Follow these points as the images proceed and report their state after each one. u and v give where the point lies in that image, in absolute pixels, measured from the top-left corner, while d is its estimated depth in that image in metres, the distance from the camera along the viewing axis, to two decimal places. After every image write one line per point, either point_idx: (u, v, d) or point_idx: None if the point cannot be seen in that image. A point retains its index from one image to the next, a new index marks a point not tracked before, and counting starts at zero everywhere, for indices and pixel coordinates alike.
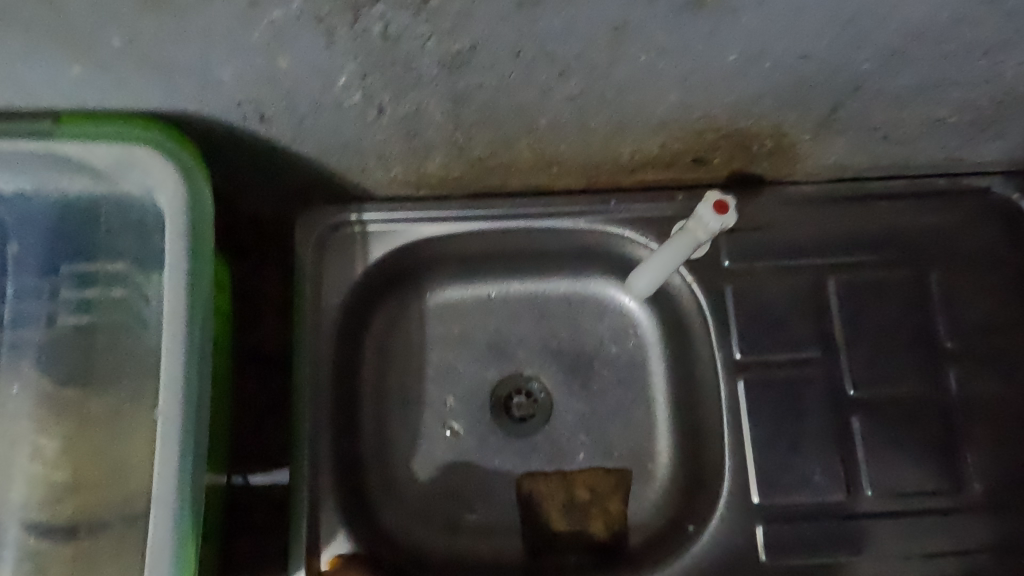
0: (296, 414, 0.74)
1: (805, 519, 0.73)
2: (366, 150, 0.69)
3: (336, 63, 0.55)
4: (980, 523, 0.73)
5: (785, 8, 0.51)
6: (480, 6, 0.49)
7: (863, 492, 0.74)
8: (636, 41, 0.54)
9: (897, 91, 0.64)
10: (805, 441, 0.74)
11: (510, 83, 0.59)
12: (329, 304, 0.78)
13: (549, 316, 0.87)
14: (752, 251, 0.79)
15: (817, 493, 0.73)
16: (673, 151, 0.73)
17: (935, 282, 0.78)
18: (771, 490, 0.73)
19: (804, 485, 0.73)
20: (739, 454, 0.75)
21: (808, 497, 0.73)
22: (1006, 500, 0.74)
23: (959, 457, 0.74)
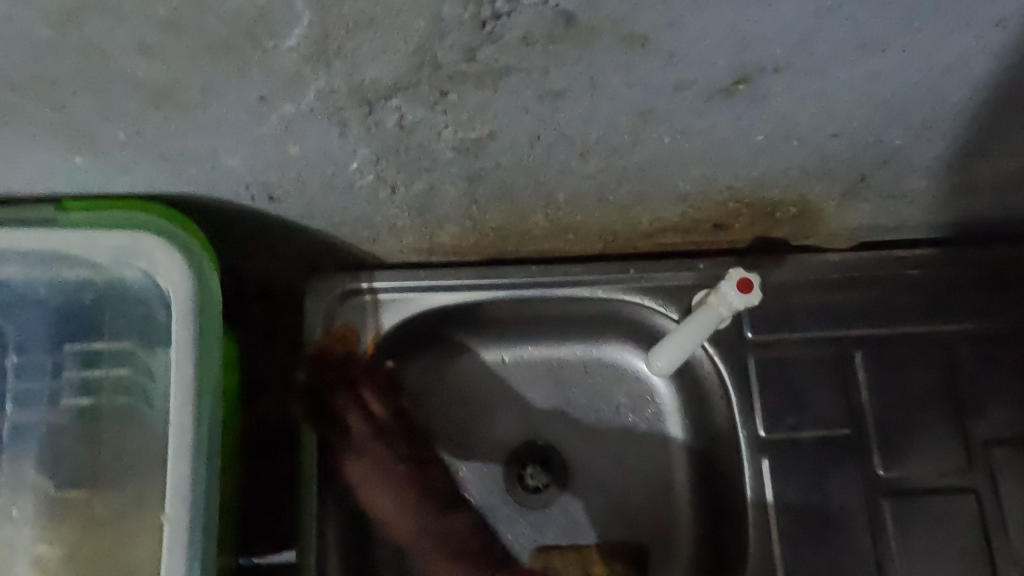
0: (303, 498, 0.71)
1: None
2: (378, 223, 0.67)
3: (348, 149, 0.53)
4: None
5: (819, 96, 0.49)
6: (499, 100, 0.46)
7: None
8: (661, 126, 0.52)
9: (929, 161, 0.62)
10: (834, 515, 0.72)
11: (529, 163, 0.56)
12: (336, 380, 0.75)
13: (564, 382, 0.85)
14: (778, 322, 0.76)
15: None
16: (694, 218, 0.71)
17: (967, 357, 0.75)
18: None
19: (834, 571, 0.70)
20: (764, 539, 0.72)
21: None
22: None
23: (997, 544, 0.71)
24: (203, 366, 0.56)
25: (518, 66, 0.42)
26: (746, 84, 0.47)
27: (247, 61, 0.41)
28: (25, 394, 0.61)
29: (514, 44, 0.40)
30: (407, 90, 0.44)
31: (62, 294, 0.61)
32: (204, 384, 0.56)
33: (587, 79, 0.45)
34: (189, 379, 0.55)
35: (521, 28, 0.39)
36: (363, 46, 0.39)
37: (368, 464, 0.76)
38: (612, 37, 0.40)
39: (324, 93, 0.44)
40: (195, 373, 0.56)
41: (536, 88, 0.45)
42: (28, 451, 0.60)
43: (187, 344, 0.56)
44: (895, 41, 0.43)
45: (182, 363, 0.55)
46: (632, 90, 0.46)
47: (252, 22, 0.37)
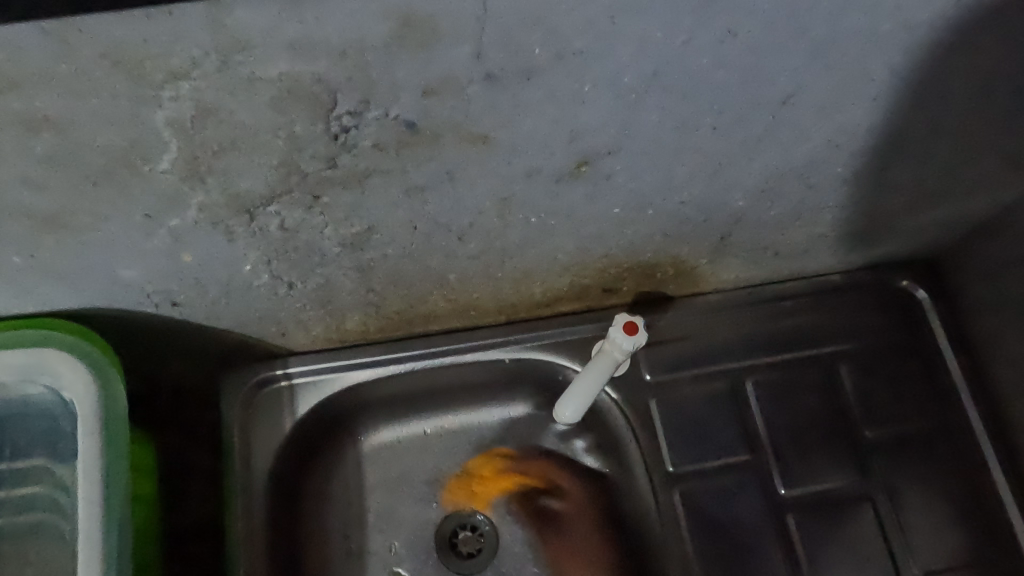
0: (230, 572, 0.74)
1: None
2: (283, 317, 0.71)
3: (240, 253, 0.57)
4: None
5: (657, 172, 0.55)
6: (369, 198, 0.51)
7: None
8: (525, 209, 0.57)
9: (778, 218, 0.69)
10: (743, 537, 0.78)
11: (414, 251, 0.61)
12: (257, 464, 0.77)
13: (487, 449, 0.90)
14: (671, 364, 0.83)
15: None
16: (581, 287, 0.77)
17: (846, 375, 0.84)
18: None
19: None
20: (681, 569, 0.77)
21: None
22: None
23: (895, 542, 0.78)
24: (112, 471, 0.58)
25: (378, 167, 0.48)
26: (588, 166, 0.53)
27: (127, 185, 0.45)
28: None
29: (369, 150, 0.45)
30: (283, 196, 0.49)
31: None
32: (113, 489, 0.58)
33: (444, 173, 0.50)
34: (96, 486, 0.57)
35: (371, 136, 0.44)
36: (231, 164, 0.44)
37: (575, 521, 0.86)
38: (454, 138, 0.46)
39: (207, 206, 0.49)
40: (104, 480, 0.57)
41: (400, 185, 0.50)
42: None
43: (94, 452, 0.58)
44: (704, 121, 0.50)
45: (90, 471, 0.57)
46: (487, 180, 0.52)
47: (126, 152, 0.42)
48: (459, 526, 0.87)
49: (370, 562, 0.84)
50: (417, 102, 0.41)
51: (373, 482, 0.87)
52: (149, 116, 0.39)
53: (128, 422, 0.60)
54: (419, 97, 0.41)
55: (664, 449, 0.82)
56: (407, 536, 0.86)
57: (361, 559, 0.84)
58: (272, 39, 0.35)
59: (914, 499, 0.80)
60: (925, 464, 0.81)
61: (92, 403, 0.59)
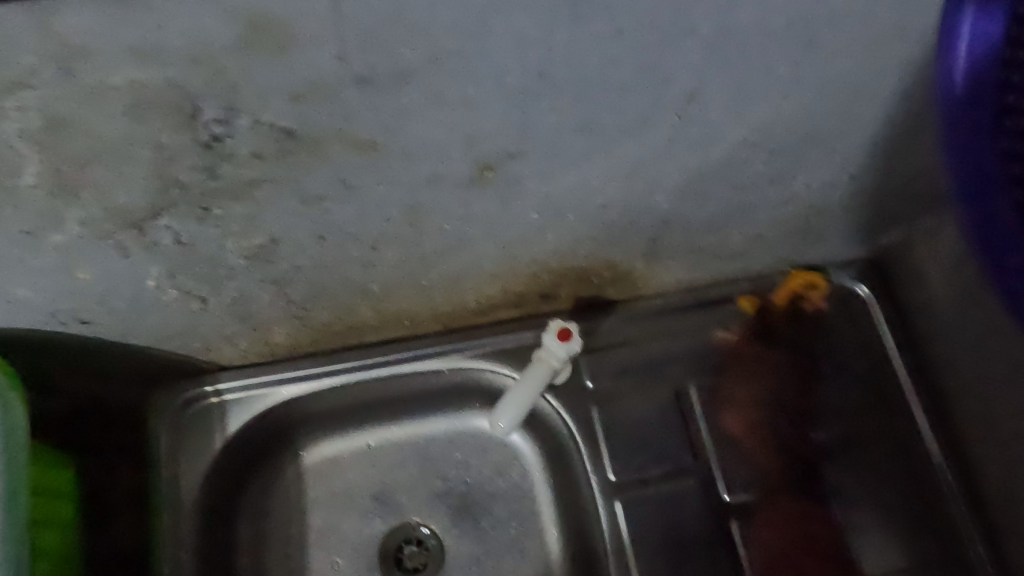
0: None
1: None
2: (204, 333, 0.69)
3: (140, 269, 0.54)
4: None
5: (568, 175, 0.54)
6: (265, 209, 0.49)
7: None
8: (435, 216, 0.56)
9: (708, 219, 0.67)
10: (686, 545, 0.76)
11: (327, 261, 0.59)
12: (187, 482, 0.75)
13: (432, 461, 0.88)
14: (613, 369, 0.82)
15: None
16: (515, 293, 0.75)
17: (789, 378, 0.83)
18: None
19: None
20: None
21: None
22: None
23: (842, 547, 0.76)
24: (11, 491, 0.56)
25: (265, 177, 0.46)
26: (493, 171, 0.51)
27: None
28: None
29: (249, 159, 0.43)
30: (169, 210, 0.47)
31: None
32: (13, 506, 0.55)
33: (339, 181, 0.48)
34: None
35: (247, 145, 0.42)
36: (102, 178, 0.42)
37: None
38: (339, 144, 0.44)
39: (88, 222, 0.47)
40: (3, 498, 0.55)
41: (294, 195, 0.49)
42: None
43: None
44: (606, 122, 0.48)
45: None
46: (388, 188, 0.50)
47: None
48: (405, 541, 0.84)
49: None
50: (288, 108, 0.40)
51: (315, 497, 0.85)
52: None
53: (26, 445, 0.58)
54: (288, 103, 0.39)
55: (606, 456, 0.79)
56: (351, 552, 0.83)
57: None
58: (113, 44, 0.34)
59: (859, 503, 0.78)
60: (871, 466, 0.79)
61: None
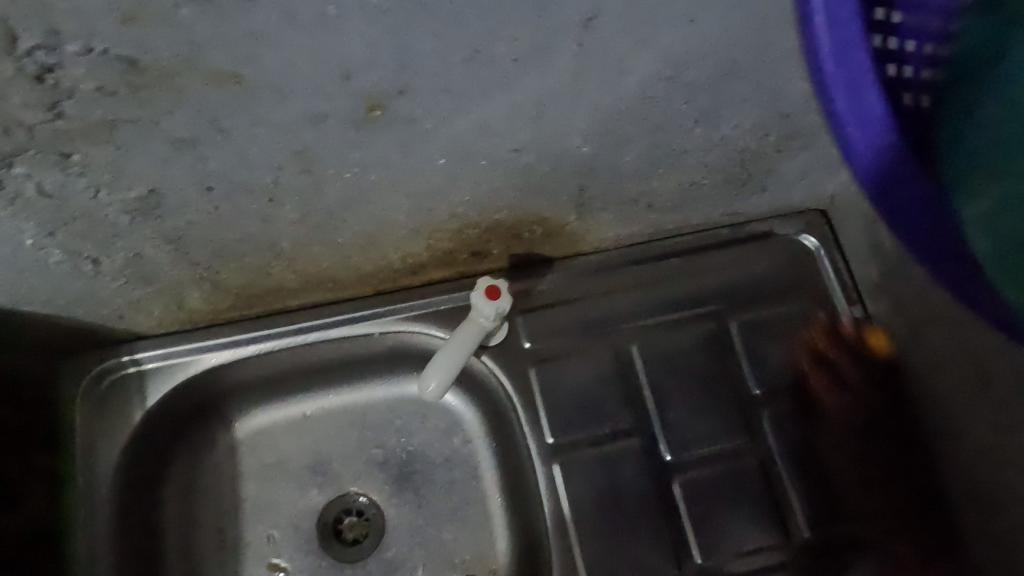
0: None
1: None
2: (107, 298, 0.65)
3: (11, 226, 0.50)
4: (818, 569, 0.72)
5: (468, 113, 0.50)
6: (132, 156, 0.46)
7: (693, 561, 0.72)
8: (329, 162, 0.52)
9: (635, 165, 0.64)
10: (624, 510, 0.73)
11: (222, 217, 0.56)
12: (102, 456, 0.72)
13: (369, 429, 0.86)
14: (551, 329, 0.78)
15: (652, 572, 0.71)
16: (442, 250, 0.72)
17: (734, 332, 0.79)
18: None
19: (635, 566, 0.71)
20: (564, 540, 0.72)
21: None
22: (841, 542, 0.73)
23: (784, 504, 0.74)
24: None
25: (119, 117, 0.42)
26: (383, 110, 0.47)
27: None
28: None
29: (95, 96, 0.39)
30: (20, 156, 0.43)
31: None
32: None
33: (207, 123, 0.44)
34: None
35: (86, 78, 0.38)
36: None
37: None
38: (193, 77, 0.40)
39: None
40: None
41: (161, 139, 0.45)
42: None
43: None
44: (495, 52, 0.44)
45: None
46: (267, 130, 0.46)
47: None
48: (343, 512, 0.82)
49: (246, 554, 0.80)
50: (120, 32, 0.36)
51: (249, 469, 0.83)
52: None
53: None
54: (117, 26, 0.36)
55: (543, 418, 0.76)
56: (287, 526, 0.81)
57: (235, 551, 0.80)
58: None
59: (801, 458, 0.76)
60: (816, 421, 0.77)
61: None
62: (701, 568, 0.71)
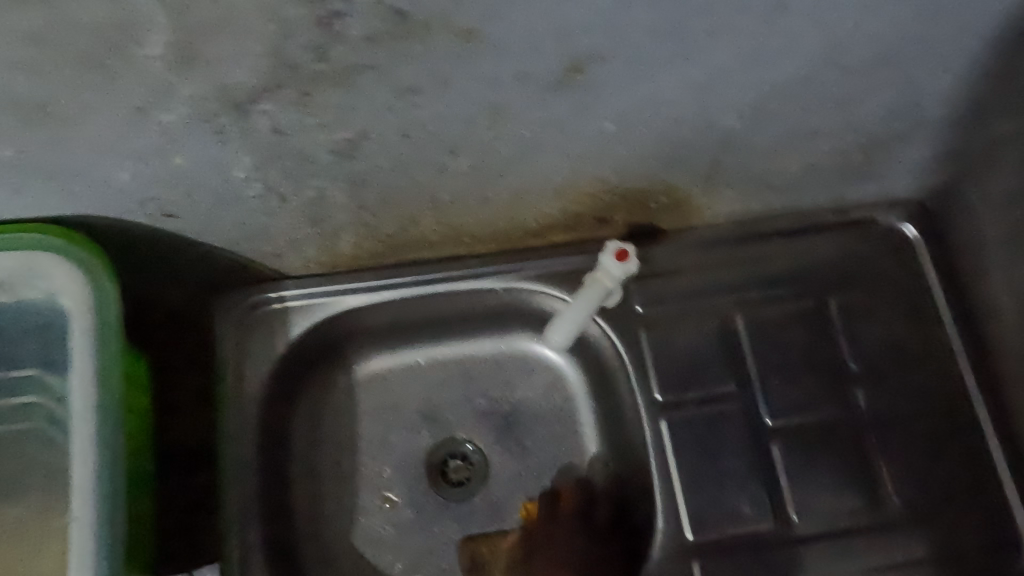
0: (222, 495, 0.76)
1: (739, 551, 0.76)
2: (275, 236, 0.72)
3: (232, 158, 0.57)
4: (906, 535, 0.77)
5: (648, 82, 0.56)
6: (360, 100, 0.52)
7: (790, 519, 0.77)
8: (515, 120, 0.57)
9: (770, 143, 0.69)
10: (724, 467, 0.79)
11: (405, 164, 0.62)
12: (250, 382, 0.79)
13: (477, 379, 0.91)
14: (661, 296, 0.84)
15: (749, 524, 0.77)
16: (574, 214, 0.77)
17: (833, 311, 0.84)
18: (704, 526, 0.77)
19: (733, 518, 0.77)
20: (667, 489, 0.78)
21: (739, 529, 0.77)
22: (931, 512, 0.78)
23: (876, 473, 0.79)
24: (104, 375, 0.59)
25: (368, 64, 0.48)
26: (581, 74, 0.53)
27: (116, 74, 0.45)
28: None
29: (360, 43, 0.45)
30: (272, 94, 0.49)
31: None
32: (105, 389, 0.59)
33: (434, 75, 0.50)
34: (89, 387, 0.58)
35: (361, 27, 0.44)
36: (220, 51, 0.44)
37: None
38: (443, 32, 0.46)
39: (196, 101, 0.49)
40: (96, 383, 0.58)
41: (390, 87, 0.51)
42: None
43: (88, 356, 0.59)
44: (694, 25, 0.50)
45: (82, 377, 0.58)
46: (478, 85, 0.52)
47: (113, 35, 0.42)
48: (450, 455, 0.88)
49: (360, 485, 0.86)
50: None
51: (365, 408, 0.89)
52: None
53: (121, 328, 0.61)
54: None
55: (651, 378, 0.82)
56: (398, 464, 0.87)
57: (350, 482, 0.86)
58: None
59: (893, 431, 0.80)
60: (909, 398, 0.81)
61: (86, 340, 0.59)
62: (796, 525, 0.77)
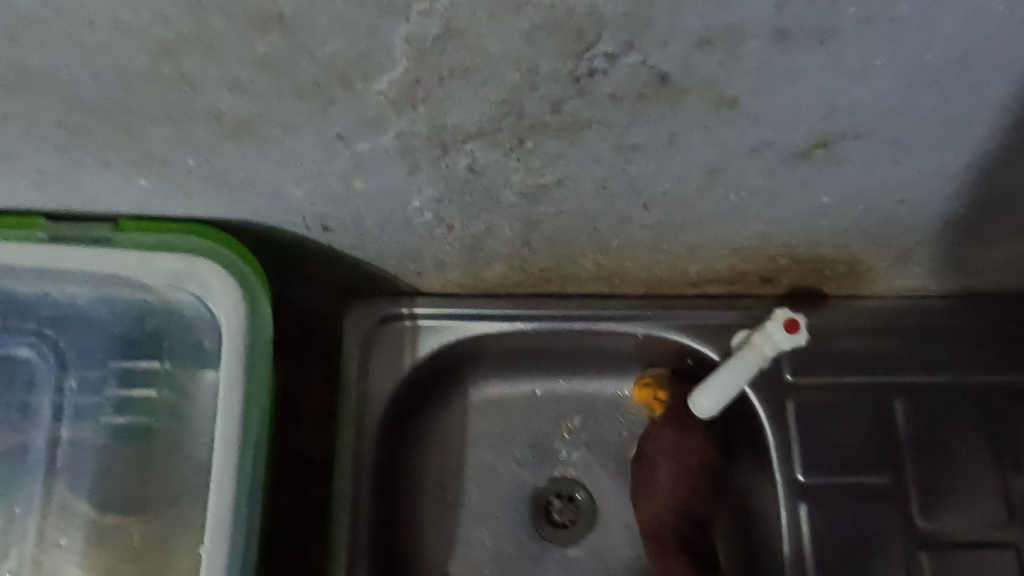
0: (334, 510, 0.72)
1: None
2: (426, 258, 0.67)
3: (415, 189, 0.52)
4: None
5: (894, 163, 0.49)
6: (575, 150, 0.46)
7: None
8: (730, 184, 0.51)
9: (992, 231, 0.61)
10: (865, 562, 0.72)
11: (590, 211, 0.56)
12: (374, 399, 0.75)
13: (597, 420, 0.85)
14: (816, 367, 0.77)
15: None
16: (741, 271, 0.71)
17: (1006, 407, 0.76)
18: None
19: None
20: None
21: None
22: None
23: None
24: (250, 412, 0.56)
25: (603, 120, 0.42)
26: (824, 149, 0.46)
27: (333, 101, 0.41)
28: (82, 406, 0.61)
29: (603, 100, 0.40)
30: (487, 136, 0.44)
31: (129, 305, 0.60)
32: (249, 426, 0.55)
33: (667, 136, 0.44)
34: (234, 423, 0.55)
35: (612, 85, 0.39)
36: (453, 93, 0.39)
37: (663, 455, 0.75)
38: (701, 98, 0.40)
39: (405, 135, 0.44)
40: (240, 421, 0.55)
41: (614, 142, 0.45)
42: (77, 469, 0.59)
43: (237, 390, 0.55)
44: (980, 117, 0.44)
45: (229, 412, 0.55)
46: (710, 149, 0.46)
47: (347, 68, 0.38)
48: (555, 495, 0.82)
49: (464, 517, 0.81)
50: (684, 52, 0.36)
51: (478, 434, 0.84)
52: (390, 30, 0.34)
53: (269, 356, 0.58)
54: (688, 48, 0.36)
55: (794, 454, 0.75)
56: (504, 499, 0.82)
57: (454, 512, 0.81)
58: None
59: None
60: None
61: (237, 364, 0.56)
62: None
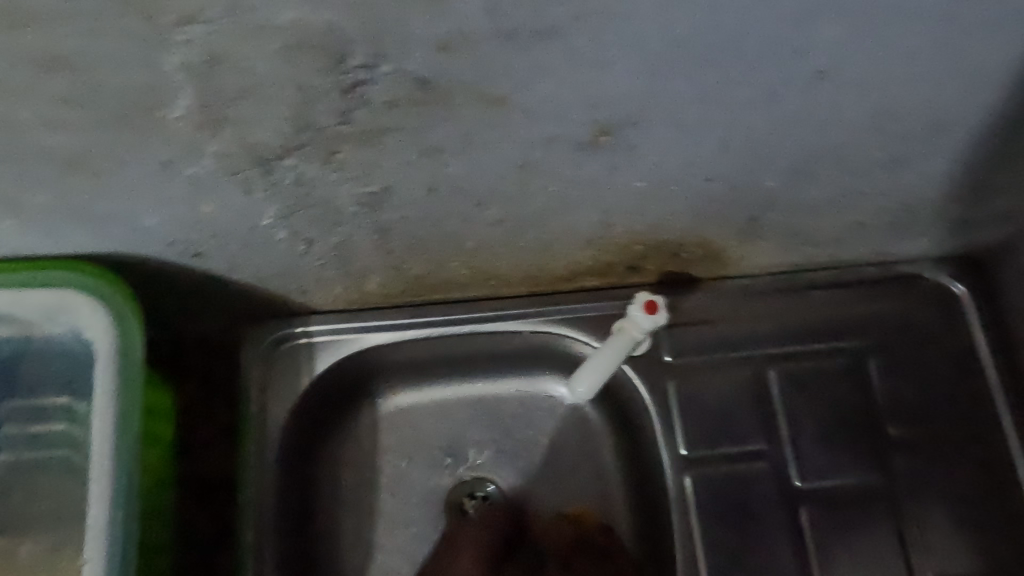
0: (240, 524, 0.75)
1: None
2: (303, 275, 0.71)
3: (259, 207, 0.57)
4: None
5: (683, 144, 0.54)
6: (385, 156, 0.51)
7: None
8: (545, 177, 0.56)
9: (812, 200, 0.67)
10: (750, 523, 0.76)
11: (432, 214, 0.61)
12: (273, 415, 0.78)
13: (501, 419, 0.88)
14: (693, 346, 0.81)
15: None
16: (604, 262, 0.75)
17: (872, 371, 0.81)
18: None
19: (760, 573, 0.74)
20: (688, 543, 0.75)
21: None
22: None
23: (911, 543, 0.75)
24: (124, 427, 0.60)
25: (395, 125, 0.47)
26: (610, 136, 0.52)
27: (144, 130, 0.45)
28: None
29: (383, 108, 0.45)
30: (298, 150, 0.49)
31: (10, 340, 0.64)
32: (122, 447, 0.59)
33: (462, 135, 0.49)
34: (107, 444, 0.59)
35: (384, 93, 0.44)
36: (246, 112, 0.44)
37: None
38: (470, 99, 0.46)
39: (224, 156, 0.49)
40: (113, 442, 0.59)
41: (416, 146, 0.50)
42: None
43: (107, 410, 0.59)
44: (733, 94, 0.50)
45: (103, 435, 0.59)
46: (507, 145, 0.51)
47: (142, 99, 0.42)
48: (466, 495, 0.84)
49: (378, 523, 0.83)
50: (431, 58, 0.42)
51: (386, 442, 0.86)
52: (163, 60, 0.40)
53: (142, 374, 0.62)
54: (433, 52, 0.41)
55: (678, 429, 0.79)
56: (416, 502, 0.84)
57: (368, 520, 0.83)
58: None
59: (933, 501, 0.77)
60: (947, 465, 0.78)
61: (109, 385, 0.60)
62: None
